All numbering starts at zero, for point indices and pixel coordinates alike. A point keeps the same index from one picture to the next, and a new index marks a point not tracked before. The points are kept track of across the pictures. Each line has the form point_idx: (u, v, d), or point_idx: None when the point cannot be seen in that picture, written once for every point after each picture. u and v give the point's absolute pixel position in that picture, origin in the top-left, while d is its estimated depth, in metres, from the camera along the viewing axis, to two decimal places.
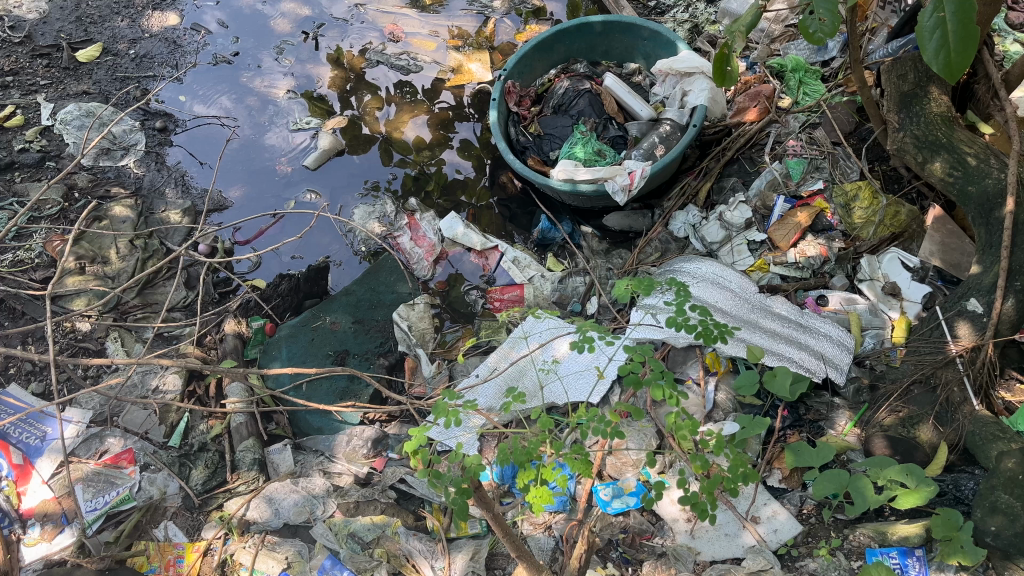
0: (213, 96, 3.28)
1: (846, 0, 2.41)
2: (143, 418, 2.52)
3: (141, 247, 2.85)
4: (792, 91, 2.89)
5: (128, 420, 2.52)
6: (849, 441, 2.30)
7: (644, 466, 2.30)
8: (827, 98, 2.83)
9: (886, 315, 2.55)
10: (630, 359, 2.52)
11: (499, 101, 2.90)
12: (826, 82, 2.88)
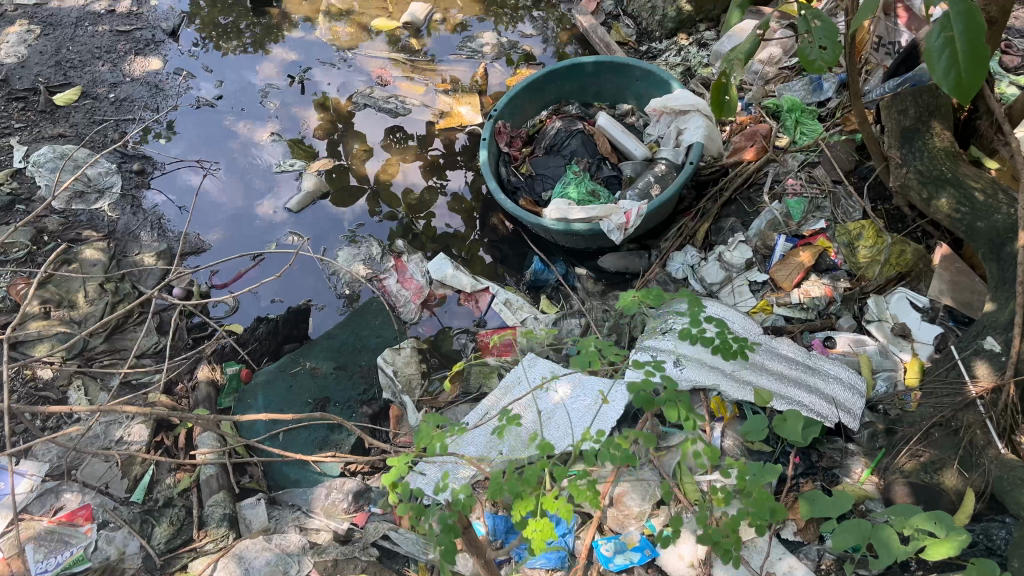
0: (194, 140, 3.19)
1: (846, 36, 2.33)
2: (104, 471, 2.33)
3: (111, 291, 2.70)
4: (789, 131, 2.82)
5: (88, 473, 2.32)
6: (867, 489, 2.15)
7: (648, 519, 2.13)
8: (825, 137, 2.76)
9: (897, 358, 2.42)
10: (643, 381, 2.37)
11: (489, 141, 2.81)
12: (823, 122, 2.81)
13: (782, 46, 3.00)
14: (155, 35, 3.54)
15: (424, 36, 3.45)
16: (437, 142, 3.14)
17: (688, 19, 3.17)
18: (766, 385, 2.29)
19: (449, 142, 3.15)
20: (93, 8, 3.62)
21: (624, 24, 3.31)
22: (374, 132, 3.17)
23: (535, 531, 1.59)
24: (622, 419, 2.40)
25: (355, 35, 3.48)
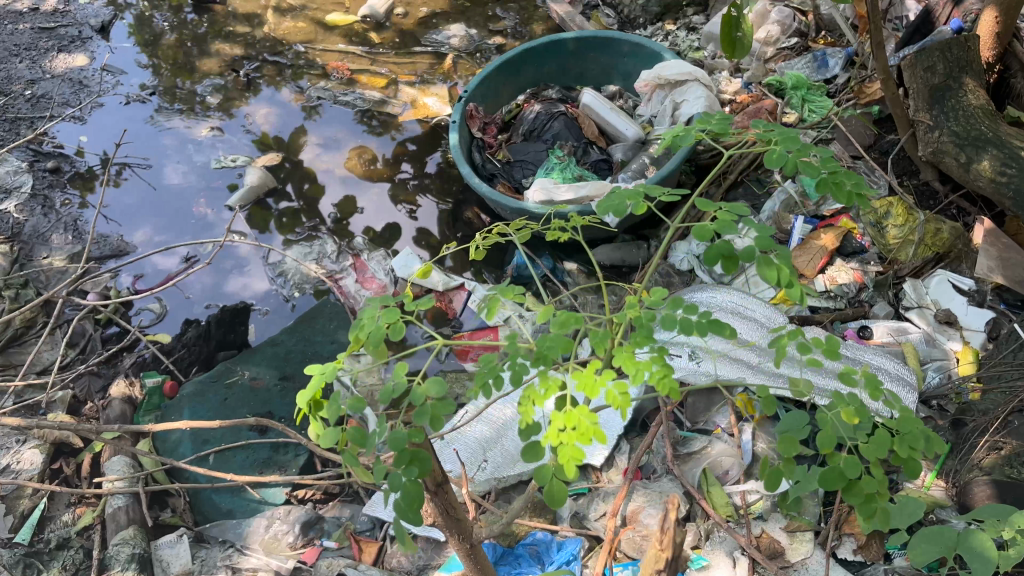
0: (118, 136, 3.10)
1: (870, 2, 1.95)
2: None
3: (9, 297, 2.29)
4: (796, 109, 2.49)
5: None
6: (935, 496, 1.75)
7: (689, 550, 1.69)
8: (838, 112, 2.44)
9: (945, 347, 2.02)
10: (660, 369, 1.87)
11: (460, 126, 2.50)
12: (833, 98, 2.49)
13: (779, 25, 2.70)
14: (82, 31, 3.58)
15: (385, 29, 3.49)
16: (407, 166, 2.91)
17: (674, 3, 3.10)
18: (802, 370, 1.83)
19: (419, 166, 2.92)
20: (15, 7, 3.64)
21: (604, 14, 3.24)
22: (334, 123, 3.10)
23: (564, 431, 0.94)
24: (629, 427, 1.99)
25: (309, 27, 3.53)
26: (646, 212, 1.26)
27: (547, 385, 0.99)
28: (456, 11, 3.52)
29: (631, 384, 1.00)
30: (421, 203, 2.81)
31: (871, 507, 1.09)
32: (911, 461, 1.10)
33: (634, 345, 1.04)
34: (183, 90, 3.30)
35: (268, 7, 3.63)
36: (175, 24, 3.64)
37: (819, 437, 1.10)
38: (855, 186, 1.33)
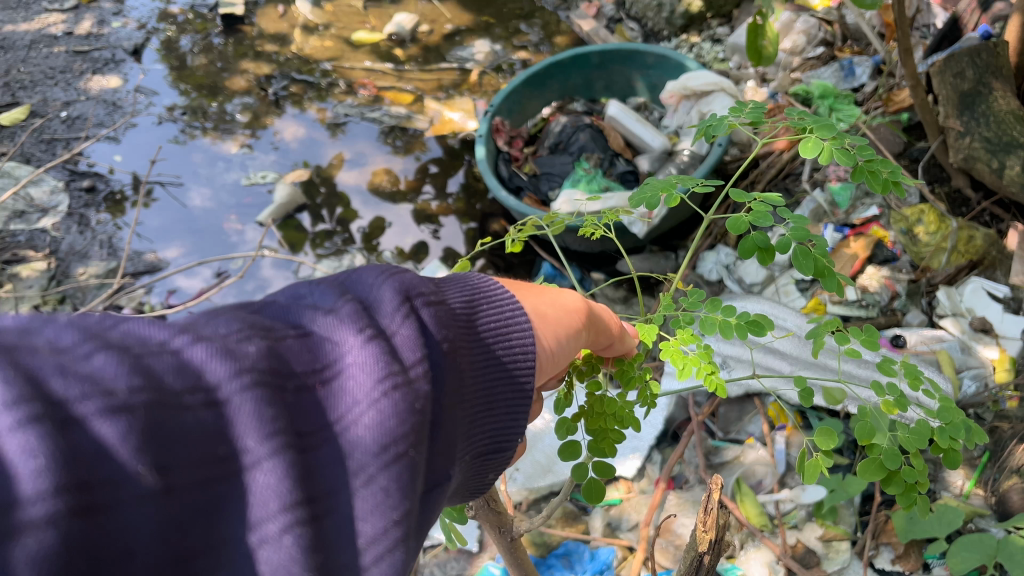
0: (149, 154, 3.20)
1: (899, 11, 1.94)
2: None
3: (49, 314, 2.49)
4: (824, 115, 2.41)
5: None
6: (975, 506, 1.71)
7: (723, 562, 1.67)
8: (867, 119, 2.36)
9: (981, 355, 1.96)
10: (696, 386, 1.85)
11: (486, 138, 2.52)
12: (861, 106, 2.45)
13: (805, 35, 2.69)
14: (115, 53, 3.66)
15: (409, 46, 3.52)
16: (428, 187, 2.93)
17: (698, 15, 3.09)
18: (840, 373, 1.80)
19: (440, 187, 2.95)
20: (50, 31, 3.74)
21: (628, 27, 3.30)
22: (361, 138, 3.15)
23: (602, 419, 0.96)
24: (660, 438, 1.97)
25: (336, 45, 3.58)
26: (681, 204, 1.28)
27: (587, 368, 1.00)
28: (480, 27, 3.55)
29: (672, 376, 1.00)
30: (444, 224, 2.83)
31: (911, 497, 1.10)
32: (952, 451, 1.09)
33: (679, 338, 1.05)
34: (210, 108, 3.37)
35: (295, 27, 3.71)
36: (203, 47, 3.71)
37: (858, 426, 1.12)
38: (891, 173, 1.32)
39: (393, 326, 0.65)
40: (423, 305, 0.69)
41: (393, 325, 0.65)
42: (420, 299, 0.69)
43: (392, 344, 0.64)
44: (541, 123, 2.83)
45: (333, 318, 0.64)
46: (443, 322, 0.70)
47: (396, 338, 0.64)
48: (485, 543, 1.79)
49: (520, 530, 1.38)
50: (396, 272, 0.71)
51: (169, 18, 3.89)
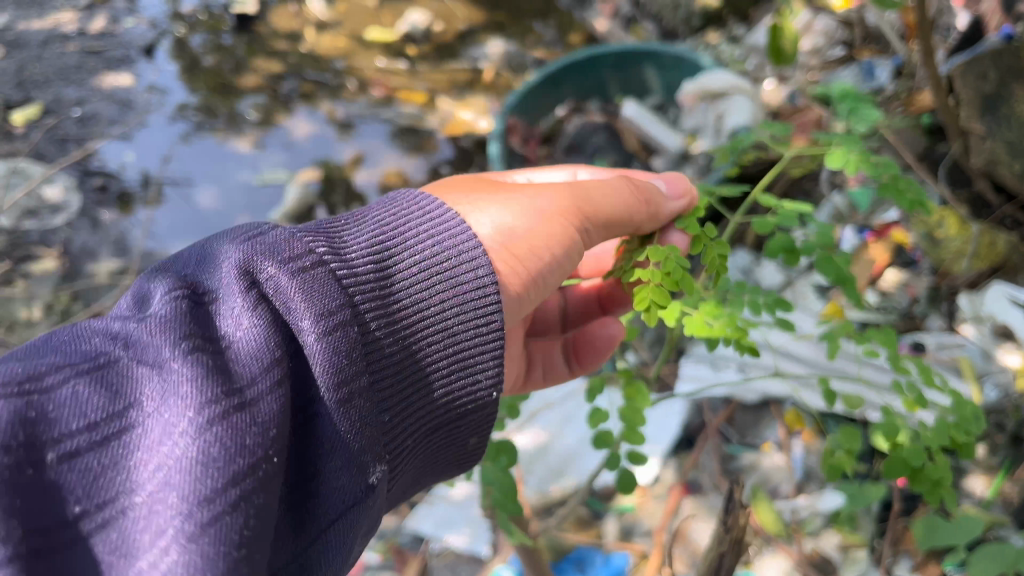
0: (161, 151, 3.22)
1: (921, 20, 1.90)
2: None
3: (59, 313, 2.52)
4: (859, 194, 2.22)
5: None
6: (996, 514, 1.66)
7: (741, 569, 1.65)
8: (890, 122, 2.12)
9: (1002, 362, 1.87)
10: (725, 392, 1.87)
11: (500, 138, 2.50)
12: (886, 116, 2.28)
13: (825, 35, 2.67)
14: (128, 52, 3.67)
15: (422, 44, 3.51)
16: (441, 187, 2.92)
17: (715, 15, 3.09)
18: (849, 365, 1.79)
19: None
20: (63, 30, 3.76)
21: (644, 27, 3.29)
22: (375, 139, 3.15)
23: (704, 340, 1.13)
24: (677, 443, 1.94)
25: (349, 44, 3.57)
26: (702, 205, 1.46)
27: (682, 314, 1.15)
28: (494, 26, 3.54)
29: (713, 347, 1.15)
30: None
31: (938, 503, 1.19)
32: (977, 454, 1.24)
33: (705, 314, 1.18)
34: (222, 108, 3.37)
35: (307, 24, 3.70)
36: (215, 46, 3.70)
37: (883, 426, 1.23)
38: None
39: (235, 310, 0.76)
40: (286, 273, 0.80)
41: (236, 314, 0.75)
42: (284, 268, 0.81)
43: (235, 332, 0.74)
44: (556, 123, 2.83)
45: (161, 312, 0.72)
46: (317, 283, 0.81)
47: (241, 328, 0.74)
48: (496, 547, 1.76)
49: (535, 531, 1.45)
50: (268, 239, 0.84)
51: (181, 17, 3.89)
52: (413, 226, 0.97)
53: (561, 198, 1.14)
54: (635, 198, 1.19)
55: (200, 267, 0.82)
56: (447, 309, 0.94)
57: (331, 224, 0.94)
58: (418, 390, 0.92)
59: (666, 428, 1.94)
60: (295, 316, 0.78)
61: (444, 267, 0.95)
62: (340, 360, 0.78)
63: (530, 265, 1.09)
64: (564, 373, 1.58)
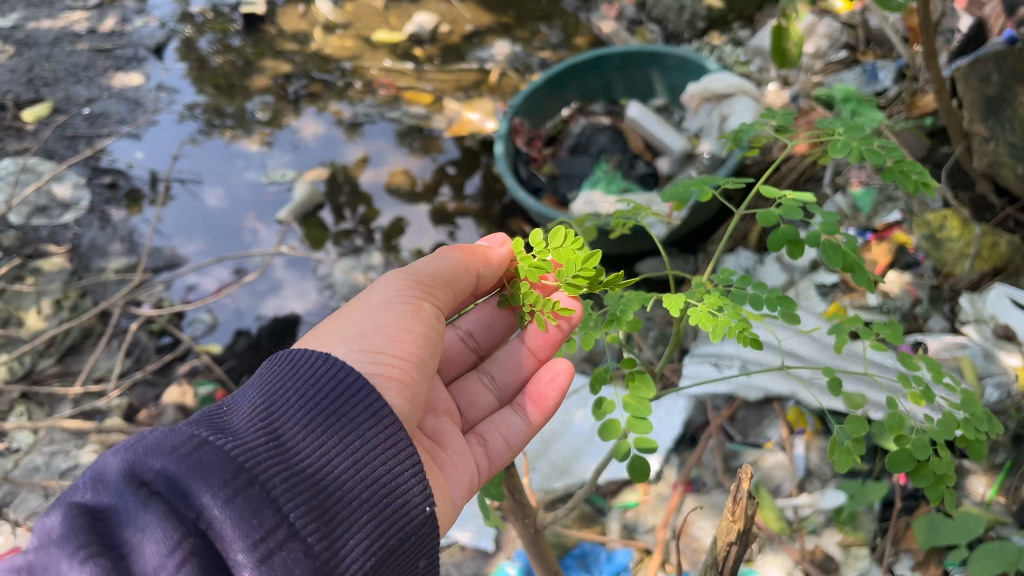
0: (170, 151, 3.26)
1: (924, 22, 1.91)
2: (37, 504, 2.07)
3: (68, 308, 2.54)
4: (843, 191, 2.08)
5: (20, 508, 2.07)
6: (996, 514, 1.65)
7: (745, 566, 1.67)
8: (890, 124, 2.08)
9: (1004, 363, 1.87)
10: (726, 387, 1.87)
11: (505, 138, 2.53)
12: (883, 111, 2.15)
13: (828, 38, 2.68)
14: (138, 51, 3.71)
15: (429, 46, 3.53)
16: (446, 187, 2.95)
17: (720, 17, 3.10)
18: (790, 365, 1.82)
19: (458, 188, 2.95)
20: (73, 29, 3.79)
21: (650, 29, 3.31)
22: (381, 140, 3.17)
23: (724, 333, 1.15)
24: (679, 441, 1.96)
25: (356, 45, 3.59)
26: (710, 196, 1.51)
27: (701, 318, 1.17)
28: (500, 28, 3.56)
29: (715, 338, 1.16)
30: (461, 224, 2.83)
31: (940, 492, 1.19)
32: (978, 442, 1.21)
33: (709, 305, 1.20)
34: (230, 108, 3.41)
35: (315, 24, 3.73)
36: (223, 46, 3.74)
37: (889, 420, 1.23)
38: (921, 174, 1.40)
39: (137, 511, 0.87)
40: (175, 461, 0.90)
41: (139, 511, 0.87)
42: (173, 457, 0.90)
43: (135, 540, 0.85)
44: (560, 124, 2.87)
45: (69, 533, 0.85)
46: (208, 461, 0.90)
47: (141, 533, 0.85)
48: (501, 543, 1.78)
49: (542, 523, 1.48)
50: (150, 438, 0.93)
51: (190, 17, 3.92)
52: (301, 385, 1.05)
53: (398, 285, 1.22)
54: (461, 256, 1.26)
55: (94, 485, 0.91)
56: (349, 444, 1.01)
57: (226, 413, 1.02)
58: (349, 522, 0.96)
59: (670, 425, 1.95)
60: (194, 492, 0.88)
61: (334, 415, 1.02)
62: (245, 522, 0.87)
63: (394, 352, 1.13)
64: (517, 420, 1.36)
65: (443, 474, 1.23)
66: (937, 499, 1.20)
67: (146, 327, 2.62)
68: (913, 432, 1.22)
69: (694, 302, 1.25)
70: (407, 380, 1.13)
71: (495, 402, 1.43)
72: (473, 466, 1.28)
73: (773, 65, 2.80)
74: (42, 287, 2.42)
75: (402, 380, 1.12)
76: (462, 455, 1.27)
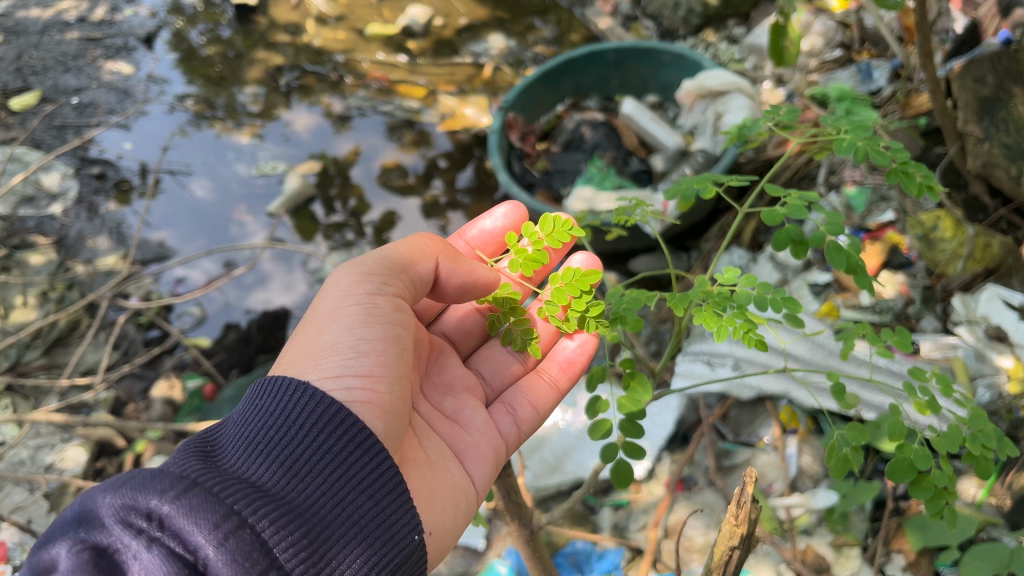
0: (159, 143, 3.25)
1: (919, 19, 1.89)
2: (22, 498, 2.06)
3: (55, 299, 2.51)
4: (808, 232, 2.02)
5: (4, 502, 2.06)
6: (987, 515, 1.64)
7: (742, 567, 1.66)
8: (885, 124, 2.07)
9: (995, 363, 1.86)
10: (722, 388, 1.87)
11: (499, 133, 2.52)
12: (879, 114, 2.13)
13: (823, 36, 2.66)
14: (128, 41, 3.67)
15: (422, 40, 3.51)
16: (439, 181, 2.94)
17: (715, 15, 3.08)
18: (790, 363, 1.83)
19: (451, 181, 2.95)
20: (63, 17, 3.75)
21: (644, 26, 3.32)
22: (375, 132, 3.15)
23: (736, 327, 1.17)
24: (670, 440, 1.95)
25: (348, 37, 3.57)
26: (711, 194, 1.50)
27: (708, 318, 1.18)
28: (494, 22, 3.54)
29: (717, 337, 1.16)
30: (453, 218, 2.83)
31: (938, 502, 1.19)
32: (983, 459, 1.20)
33: (714, 305, 1.20)
34: (222, 99, 3.38)
35: (308, 16, 3.70)
36: (213, 38, 3.71)
37: (891, 426, 1.23)
38: (925, 176, 1.40)
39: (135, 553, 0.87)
40: (168, 502, 0.89)
41: (137, 554, 0.87)
42: (165, 497, 0.90)
43: None
44: (554, 119, 2.87)
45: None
46: (198, 503, 0.90)
47: None
48: (491, 541, 1.77)
49: (537, 523, 1.47)
50: (139, 476, 0.93)
51: (181, 8, 3.88)
52: (285, 415, 1.04)
53: (350, 275, 1.21)
54: (420, 246, 1.28)
55: (84, 522, 0.91)
56: (335, 479, 1.01)
57: (209, 450, 1.02)
58: (341, 556, 0.96)
59: (660, 426, 1.96)
60: (188, 535, 0.87)
61: (318, 450, 1.02)
62: (238, 564, 0.86)
63: (354, 372, 1.11)
64: (541, 383, 1.42)
65: (461, 460, 1.29)
66: (936, 513, 1.20)
67: (134, 320, 2.61)
68: (914, 441, 1.22)
69: (700, 304, 1.24)
70: (379, 399, 1.11)
71: (521, 367, 1.46)
72: (497, 440, 1.34)
73: (768, 62, 2.80)
74: (29, 278, 2.40)
75: (371, 395, 1.10)
76: (484, 431, 1.33)
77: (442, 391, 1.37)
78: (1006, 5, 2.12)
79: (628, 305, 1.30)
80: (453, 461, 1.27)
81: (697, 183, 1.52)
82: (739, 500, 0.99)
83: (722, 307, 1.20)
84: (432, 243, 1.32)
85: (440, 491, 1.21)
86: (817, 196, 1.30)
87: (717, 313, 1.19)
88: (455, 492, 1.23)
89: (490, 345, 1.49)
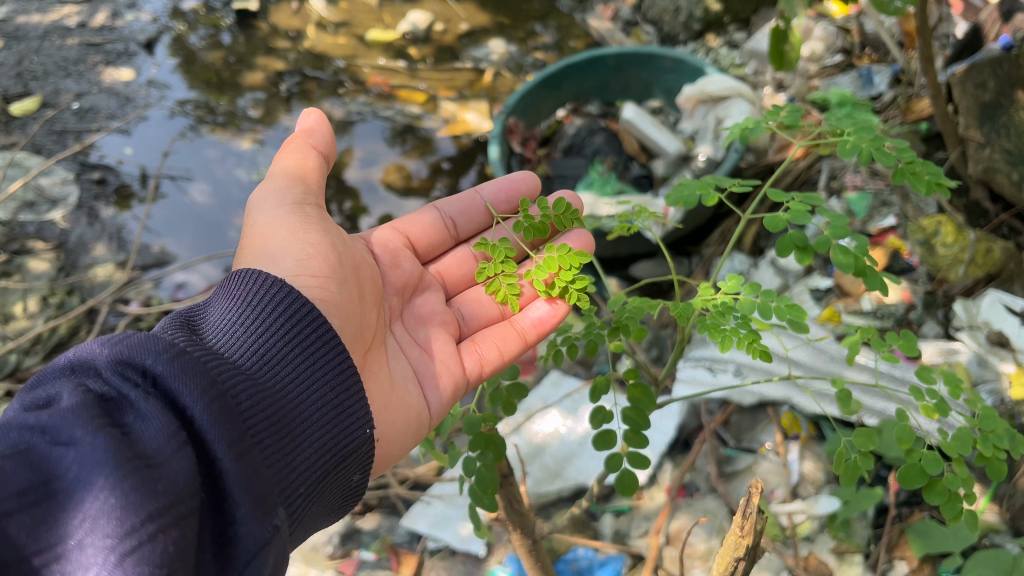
0: (158, 148, 3.25)
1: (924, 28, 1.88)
2: None
3: (54, 304, 2.51)
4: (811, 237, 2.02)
5: None
6: (990, 521, 1.63)
7: None
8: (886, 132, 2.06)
9: (997, 368, 1.86)
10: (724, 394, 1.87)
11: (499, 139, 2.50)
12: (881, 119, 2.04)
13: (823, 41, 2.64)
14: (128, 46, 3.68)
15: (423, 45, 3.51)
16: (440, 186, 2.94)
17: (715, 20, 3.09)
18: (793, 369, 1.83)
19: (451, 185, 2.94)
20: (64, 23, 3.75)
21: (645, 31, 3.33)
22: (375, 137, 3.15)
23: (743, 335, 1.16)
24: (672, 445, 1.95)
25: (349, 43, 3.57)
26: (714, 200, 1.49)
27: (714, 329, 1.18)
28: (495, 28, 3.55)
29: (722, 348, 1.15)
30: None
31: (953, 506, 1.17)
32: (994, 461, 1.19)
33: (718, 316, 1.19)
34: (222, 104, 3.39)
35: (309, 21, 3.70)
36: (214, 43, 3.71)
37: (898, 433, 1.22)
38: (933, 174, 1.38)
39: (132, 400, 0.84)
40: (163, 361, 0.88)
41: (133, 403, 0.84)
42: (161, 357, 0.89)
43: (133, 425, 0.82)
44: (554, 124, 2.89)
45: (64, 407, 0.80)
46: (189, 367, 0.89)
47: (135, 422, 0.82)
48: (492, 547, 1.76)
49: (541, 532, 1.48)
50: (132, 335, 0.91)
51: (182, 13, 3.89)
52: (260, 314, 1.08)
53: (275, 180, 1.30)
54: (303, 150, 1.35)
55: (77, 371, 0.89)
56: (302, 373, 1.06)
57: (185, 327, 1.03)
58: (303, 439, 1.00)
59: (661, 432, 1.95)
60: (178, 394, 0.87)
61: (287, 349, 1.07)
62: (224, 422, 0.87)
63: (308, 270, 1.20)
64: (509, 330, 1.42)
65: (422, 384, 1.33)
66: (952, 518, 1.19)
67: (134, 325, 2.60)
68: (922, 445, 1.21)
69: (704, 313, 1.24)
70: (330, 297, 1.20)
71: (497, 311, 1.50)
72: (460, 371, 1.37)
73: (769, 67, 2.80)
74: (28, 284, 2.40)
75: (326, 294, 1.19)
76: (450, 360, 1.37)
77: (420, 320, 1.43)
78: (1006, 11, 2.13)
79: (631, 314, 1.29)
80: (415, 384, 1.32)
81: (701, 187, 1.51)
82: (744, 511, 0.98)
83: (727, 319, 1.19)
84: (328, 143, 1.42)
85: (395, 407, 1.26)
86: (820, 200, 1.29)
87: (727, 324, 1.19)
88: (411, 411, 1.28)
89: (471, 291, 1.53)
